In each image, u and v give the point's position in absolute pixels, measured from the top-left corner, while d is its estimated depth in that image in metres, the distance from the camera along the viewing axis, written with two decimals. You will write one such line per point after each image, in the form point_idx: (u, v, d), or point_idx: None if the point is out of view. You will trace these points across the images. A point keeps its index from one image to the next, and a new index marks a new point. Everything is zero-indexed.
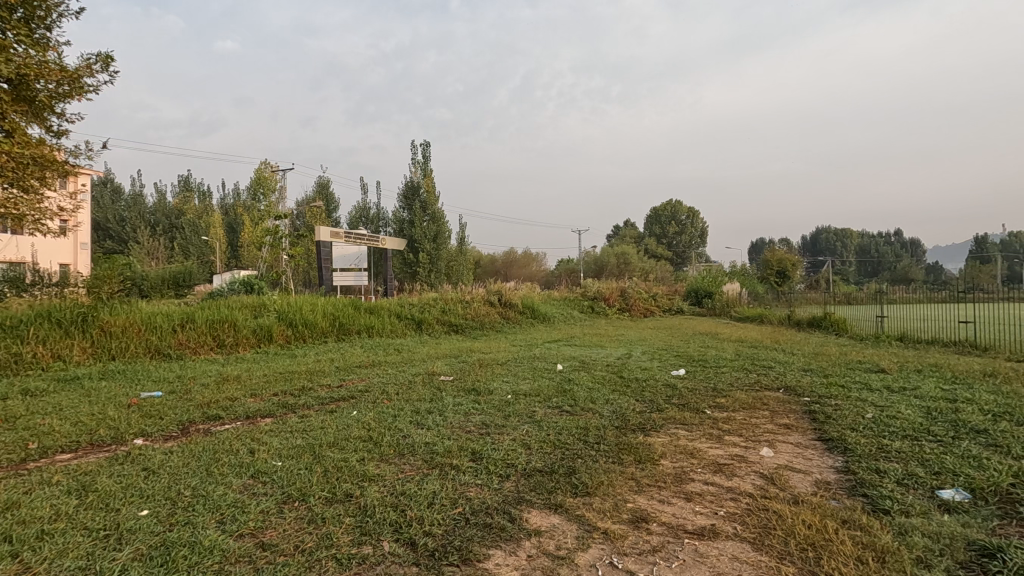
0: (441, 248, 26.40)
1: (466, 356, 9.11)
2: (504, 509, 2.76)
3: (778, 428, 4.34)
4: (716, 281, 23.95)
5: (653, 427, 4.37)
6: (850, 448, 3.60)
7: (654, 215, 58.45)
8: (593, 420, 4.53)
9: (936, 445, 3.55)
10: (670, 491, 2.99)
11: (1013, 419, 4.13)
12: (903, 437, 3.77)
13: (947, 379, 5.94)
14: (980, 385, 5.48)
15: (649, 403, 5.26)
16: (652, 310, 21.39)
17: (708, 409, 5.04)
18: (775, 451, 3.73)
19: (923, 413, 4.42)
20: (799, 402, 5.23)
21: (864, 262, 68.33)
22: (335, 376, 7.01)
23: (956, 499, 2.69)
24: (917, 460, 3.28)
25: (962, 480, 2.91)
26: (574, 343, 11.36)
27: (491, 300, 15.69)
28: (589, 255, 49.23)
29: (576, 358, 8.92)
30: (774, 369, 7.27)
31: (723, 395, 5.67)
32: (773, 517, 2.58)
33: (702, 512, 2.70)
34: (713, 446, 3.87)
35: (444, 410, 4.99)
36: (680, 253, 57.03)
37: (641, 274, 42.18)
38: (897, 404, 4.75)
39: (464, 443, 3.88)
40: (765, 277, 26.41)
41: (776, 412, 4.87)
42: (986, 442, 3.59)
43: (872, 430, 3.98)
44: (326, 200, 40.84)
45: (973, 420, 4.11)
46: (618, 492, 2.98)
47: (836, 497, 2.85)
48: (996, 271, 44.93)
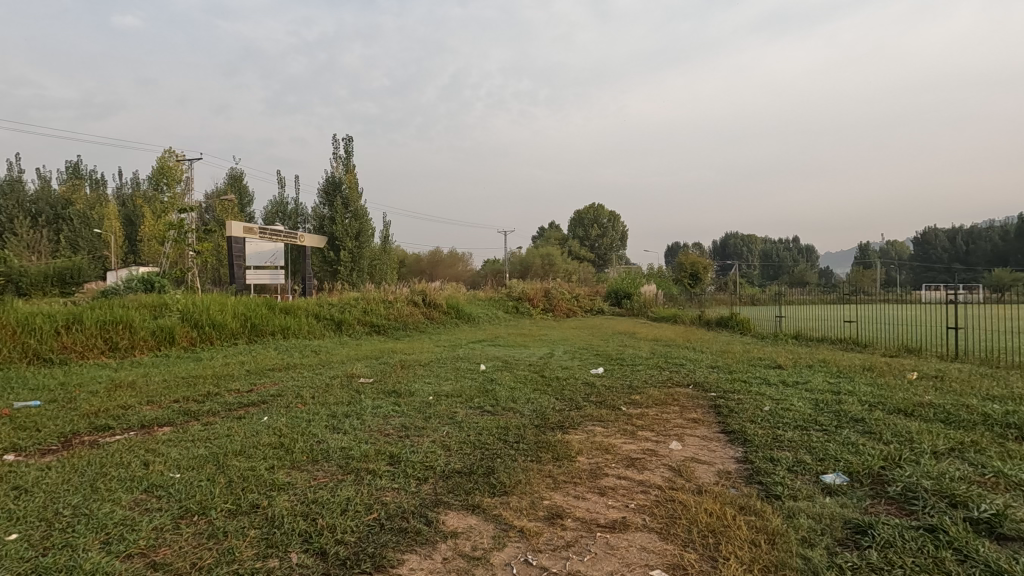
0: (364, 246, 25.64)
1: (388, 357, 8.89)
2: (421, 513, 2.72)
3: (686, 422, 4.59)
4: (635, 282, 24.97)
5: (571, 425, 4.48)
6: (749, 439, 3.87)
7: (577, 218, 59.96)
8: (513, 420, 4.58)
9: (822, 434, 3.90)
10: (585, 487, 3.08)
11: (885, 408, 4.63)
12: (795, 428, 4.11)
13: (833, 374, 6.56)
14: (860, 379, 6.08)
15: (568, 402, 5.39)
16: (574, 310, 21.95)
17: (623, 405, 5.25)
18: (684, 445, 3.93)
19: (812, 405, 4.85)
20: (706, 397, 5.57)
21: (767, 266, 73.87)
22: (245, 380, 6.60)
23: (837, 483, 2.96)
24: (806, 448, 3.59)
25: (843, 465, 3.22)
26: (498, 343, 11.41)
27: (415, 300, 15.44)
28: (515, 256, 49.71)
29: (499, 359, 8.95)
30: (685, 366, 7.68)
31: (638, 392, 5.94)
32: (679, 507, 2.72)
33: (615, 506, 2.80)
34: (627, 441, 4.03)
35: (362, 414, 4.84)
36: (601, 255, 58.96)
37: (565, 275, 43.15)
38: (791, 398, 5.17)
39: (382, 446, 3.79)
40: (679, 279, 27.89)
41: (686, 407, 5.15)
42: (863, 429, 4.00)
43: (768, 422, 4.31)
44: (239, 193, 38.51)
45: (853, 410, 4.56)
46: (535, 490, 3.02)
47: (736, 485, 3.06)
48: (876, 275, 50.03)
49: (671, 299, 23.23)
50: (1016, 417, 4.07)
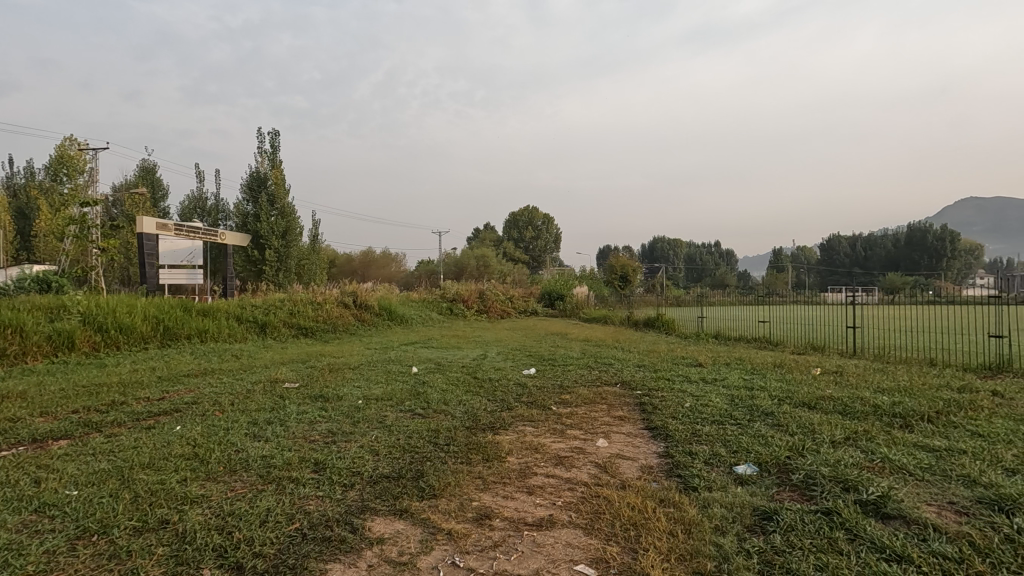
0: (291, 245, 24.58)
1: (315, 361, 8.56)
2: (346, 520, 2.65)
3: (613, 420, 4.75)
4: (567, 284, 25.46)
5: (502, 426, 4.52)
6: (670, 435, 4.07)
7: (512, 221, 60.44)
8: (444, 422, 4.56)
9: (736, 428, 4.16)
10: (514, 487, 3.12)
11: (792, 401, 5.00)
12: (711, 422, 4.36)
13: (747, 371, 7.01)
14: (771, 375, 6.54)
15: (500, 402, 5.44)
16: (508, 311, 22.09)
17: (553, 405, 5.35)
18: (609, 442, 4.06)
19: (728, 400, 5.16)
20: (632, 395, 5.79)
21: (692, 269, 77.60)
22: (156, 388, 6.15)
23: (748, 473, 3.17)
24: (721, 441, 3.81)
25: (753, 456, 3.44)
26: (431, 345, 11.30)
27: (345, 301, 14.97)
28: (449, 257, 49.37)
29: (432, 361, 8.86)
30: (613, 365, 7.95)
31: (567, 391, 6.08)
32: (603, 503, 2.81)
33: (542, 504, 2.85)
34: (556, 440, 4.12)
35: (286, 420, 4.66)
36: (535, 257, 59.69)
37: (500, 277, 43.37)
38: (709, 394, 5.47)
39: (306, 454, 3.66)
40: (610, 281, 28.74)
41: (613, 405, 5.34)
42: (772, 422, 4.30)
43: (688, 417, 4.54)
44: (152, 187, 35.90)
45: (764, 404, 4.90)
46: (464, 492, 3.02)
47: (657, 479, 3.20)
48: (787, 278, 53.77)
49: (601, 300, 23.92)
50: (901, 407, 4.53)
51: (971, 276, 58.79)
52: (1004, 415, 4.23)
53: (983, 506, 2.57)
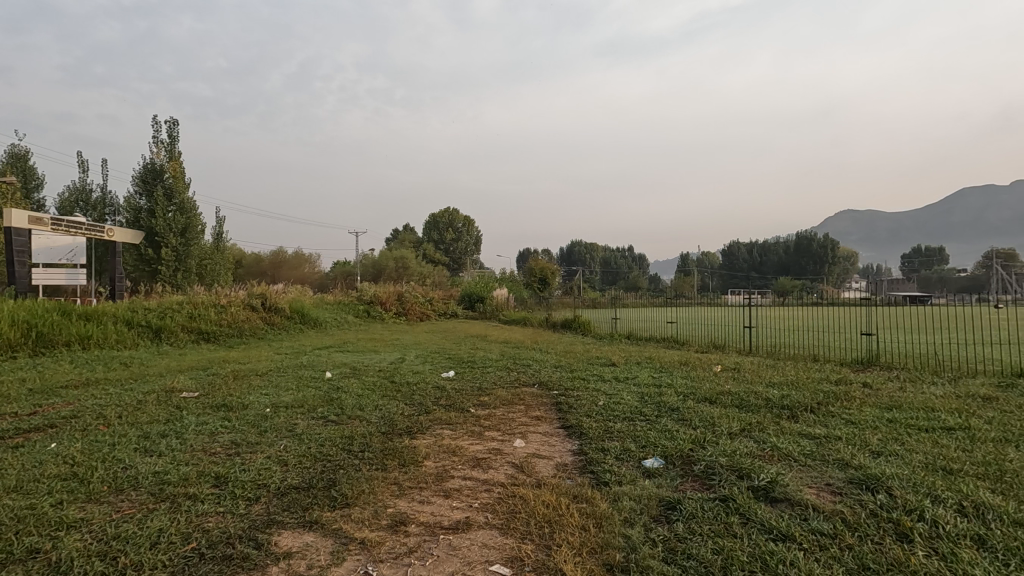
0: (191, 244, 22.80)
1: (217, 368, 8.00)
2: (249, 536, 2.50)
3: (530, 420, 4.83)
4: (488, 287, 25.58)
5: (419, 430, 4.47)
6: (584, 432, 4.21)
7: (432, 222, 59.77)
8: (358, 428, 4.43)
9: (645, 423, 4.37)
10: (431, 491, 3.09)
11: (695, 396, 5.35)
12: (622, 419, 4.56)
13: (655, 369, 7.41)
14: (677, 372, 6.95)
15: (418, 406, 5.37)
16: (427, 313, 21.84)
17: (472, 407, 5.36)
18: (526, 442, 4.14)
19: (638, 397, 5.43)
20: (549, 394, 5.93)
21: (607, 272, 80.73)
22: (26, 402, 5.47)
23: (655, 466, 3.34)
24: (631, 437, 4.00)
25: (660, 450, 3.64)
26: (346, 349, 10.93)
27: (253, 304, 14.12)
28: (367, 258, 47.99)
29: (347, 365, 8.57)
30: (531, 366, 8.11)
31: (486, 393, 6.12)
32: (519, 502, 2.86)
33: (459, 507, 2.84)
34: (474, 442, 4.13)
35: (183, 432, 4.31)
36: (456, 259, 59.45)
37: (420, 279, 42.79)
38: (621, 392, 5.72)
39: (205, 468, 3.41)
40: (529, 283, 29.20)
41: (530, 406, 5.43)
42: (677, 417, 4.56)
43: (601, 415, 4.73)
44: (23, 176, 31.92)
45: (671, 400, 5.20)
46: (379, 499, 2.95)
47: (571, 476, 3.30)
48: (693, 281, 57.26)
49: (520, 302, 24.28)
50: (788, 399, 4.97)
51: (848, 280, 65.67)
52: (872, 403, 4.76)
53: (854, 486, 2.88)
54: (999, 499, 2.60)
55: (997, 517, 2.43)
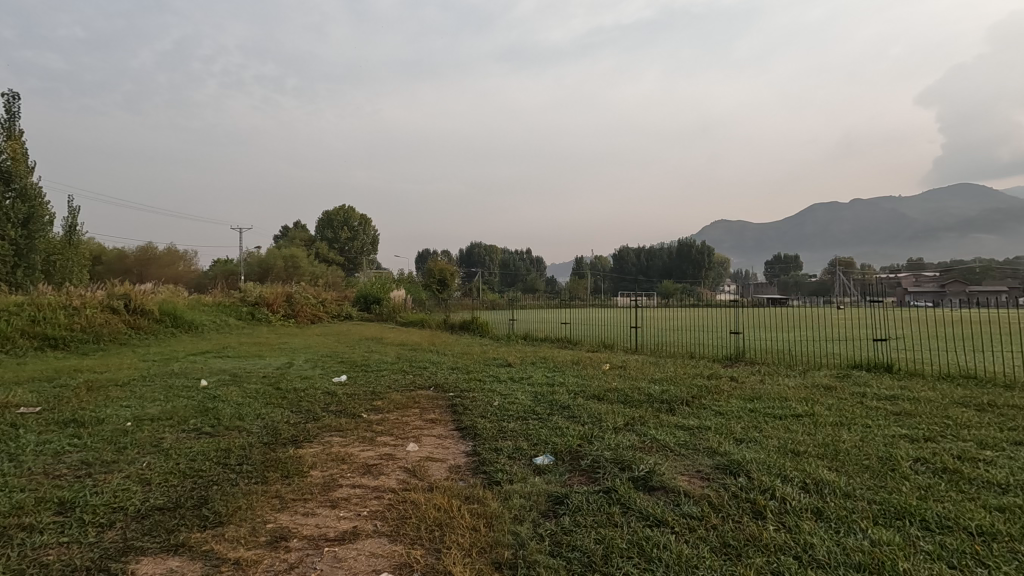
0: (36, 236, 19.83)
1: (67, 379, 7.03)
2: (100, 567, 2.22)
3: (424, 423, 4.77)
4: (384, 288, 24.89)
5: (306, 438, 4.24)
6: (478, 433, 4.24)
7: (326, 220, 57.05)
8: (237, 440, 4.11)
9: (538, 422, 4.50)
10: (316, 502, 2.94)
11: (585, 394, 5.59)
12: (516, 418, 4.66)
13: (549, 368, 7.66)
14: (568, 371, 7.24)
15: (306, 413, 5.09)
16: (319, 316, 20.81)
17: (364, 412, 5.19)
18: (420, 445, 4.08)
19: (532, 397, 5.56)
20: (444, 397, 5.90)
21: (506, 275, 82.01)
22: None
23: (545, 463, 3.45)
24: (523, 435, 4.09)
25: (551, 447, 3.76)
26: (226, 355, 10.10)
27: (114, 305, 12.59)
28: (252, 256, 44.72)
29: (226, 372, 7.92)
30: (427, 369, 8.03)
31: (379, 397, 5.96)
32: (410, 507, 2.81)
33: (346, 517, 2.74)
34: (365, 448, 4.00)
35: (18, 454, 3.74)
36: (351, 259, 57.27)
37: (312, 279, 40.66)
38: (516, 392, 5.84)
39: (45, 493, 2.98)
40: (427, 284, 28.85)
41: (425, 409, 5.37)
42: (567, 415, 4.74)
43: (496, 415, 4.79)
44: None
45: (562, 398, 5.39)
46: (257, 514, 2.76)
47: (463, 477, 3.31)
48: (587, 284, 59.70)
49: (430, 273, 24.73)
50: (667, 394, 5.37)
51: (721, 283, 72.12)
52: (738, 395, 5.29)
53: (721, 471, 3.17)
54: (833, 475, 3.00)
55: (832, 490, 2.80)
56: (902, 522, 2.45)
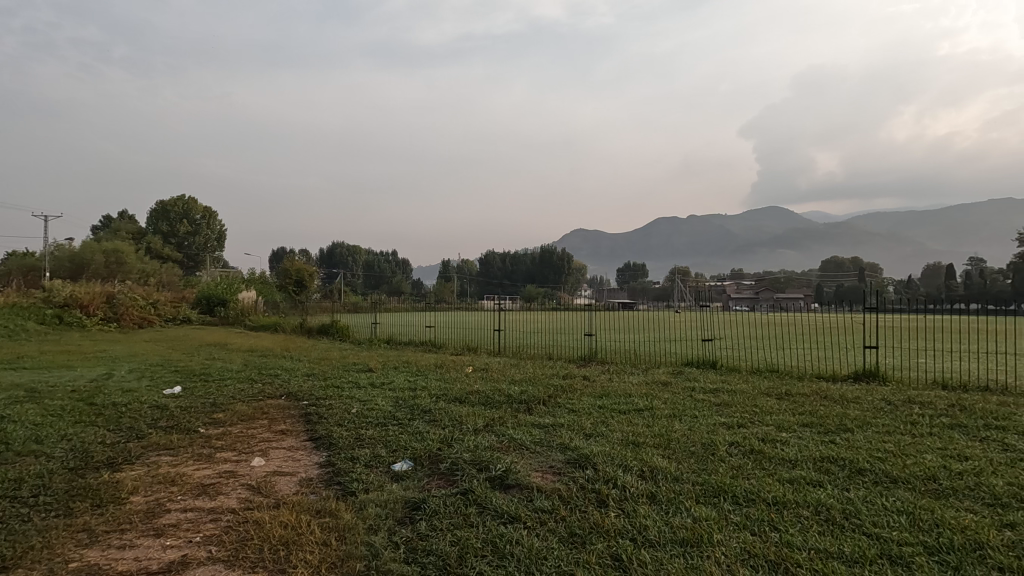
0: None
1: None
2: None
3: (273, 435, 4.43)
4: (231, 288, 22.65)
5: (127, 460, 3.71)
6: (333, 442, 4.04)
7: (161, 210, 50.44)
8: (32, 468, 3.46)
9: (398, 428, 4.41)
10: (136, 532, 2.59)
11: (447, 397, 5.60)
12: (375, 425, 4.52)
13: (412, 372, 7.55)
14: (432, 375, 7.21)
15: (127, 431, 4.45)
16: (149, 319, 18.31)
17: (201, 427, 4.67)
18: (266, 459, 3.78)
19: (392, 402, 5.44)
20: (297, 406, 5.53)
21: (370, 276, 79.35)
22: None
23: (404, 469, 3.39)
24: (382, 442, 3.99)
25: (410, 452, 3.71)
26: (21, 366, 8.45)
27: None
28: (61, 249, 38.01)
29: (20, 387, 6.62)
30: (279, 376, 7.47)
31: (221, 409, 5.41)
32: (252, 527, 2.59)
33: (173, 545, 2.44)
34: (201, 467, 3.60)
35: None
36: (192, 255, 51.32)
37: (141, 278, 35.64)
38: (376, 398, 5.67)
39: None
40: (283, 285, 26.85)
41: (274, 419, 4.98)
42: (429, 419, 4.72)
43: (353, 423, 4.60)
44: None
45: (424, 402, 5.35)
46: (56, 554, 2.35)
47: (315, 490, 3.13)
48: (453, 287, 59.87)
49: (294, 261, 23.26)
50: (525, 394, 5.59)
51: (579, 288, 76.87)
52: (588, 393, 5.67)
53: (571, 465, 3.38)
54: (666, 462, 3.35)
55: (664, 476, 3.13)
56: (718, 499, 2.82)
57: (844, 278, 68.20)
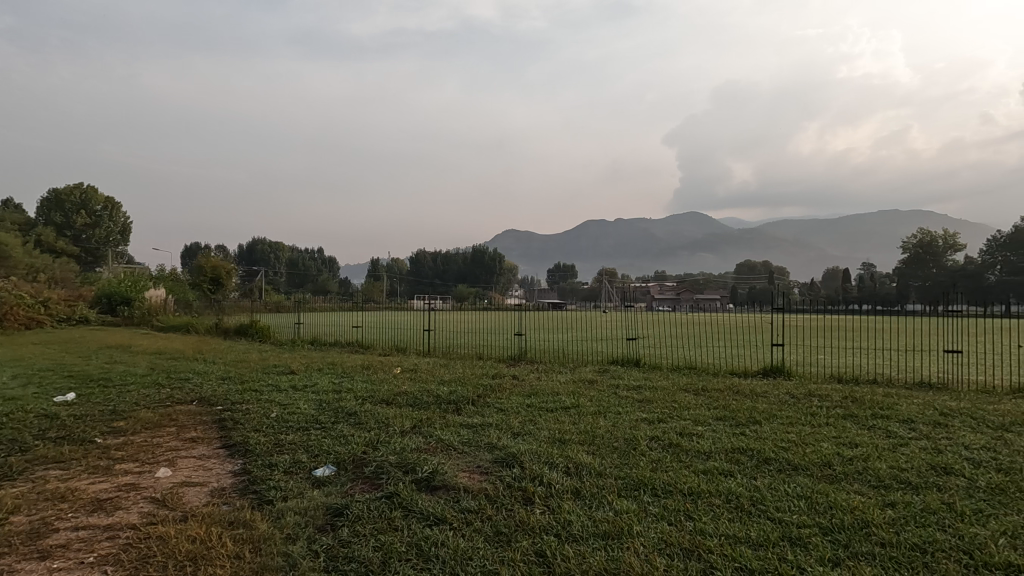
0: None
1: None
2: None
3: (182, 443, 4.13)
4: (136, 286, 20.94)
5: (7, 476, 3.33)
6: (250, 449, 3.83)
7: (53, 199, 45.79)
8: None
9: (320, 432, 4.25)
10: (16, 556, 2.32)
11: (374, 399, 5.46)
12: (296, 430, 4.33)
13: (337, 374, 7.31)
14: (358, 376, 7.01)
15: (7, 445, 4.00)
16: (39, 319, 16.58)
17: (98, 437, 4.28)
18: (174, 470, 3.52)
19: (315, 405, 5.23)
20: (210, 411, 5.20)
21: (293, 274, 76.03)
22: None
23: (326, 475, 3.27)
24: (304, 447, 3.83)
25: (332, 457, 3.58)
26: None
27: None
28: None
29: None
30: (190, 380, 6.99)
31: (123, 416, 4.99)
32: (155, 543, 2.41)
33: (62, 568, 2.22)
34: (97, 480, 3.30)
35: None
36: (90, 249, 46.99)
37: (29, 273, 32.22)
38: (298, 401, 5.43)
39: None
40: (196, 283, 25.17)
41: (184, 427, 4.65)
42: (354, 422, 4.58)
43: (272, 428, 4.38)
44: None
45: (349, 405, 5.18)
46: None
47: (228, 501, 2.95)
48: (382, 287, 58.53)
49: (209, 256, 21.66)
50: (454, 395, 5.55)
51: (510, 288, 77.47)
52: (517, 392, 5.72)
53: (498, 464, 3.39)
54: (590, 458, 3.44)
55: (588, 472, 3.21)
56: (638, 491, 2.93)
57: (756, 280, 73.07)
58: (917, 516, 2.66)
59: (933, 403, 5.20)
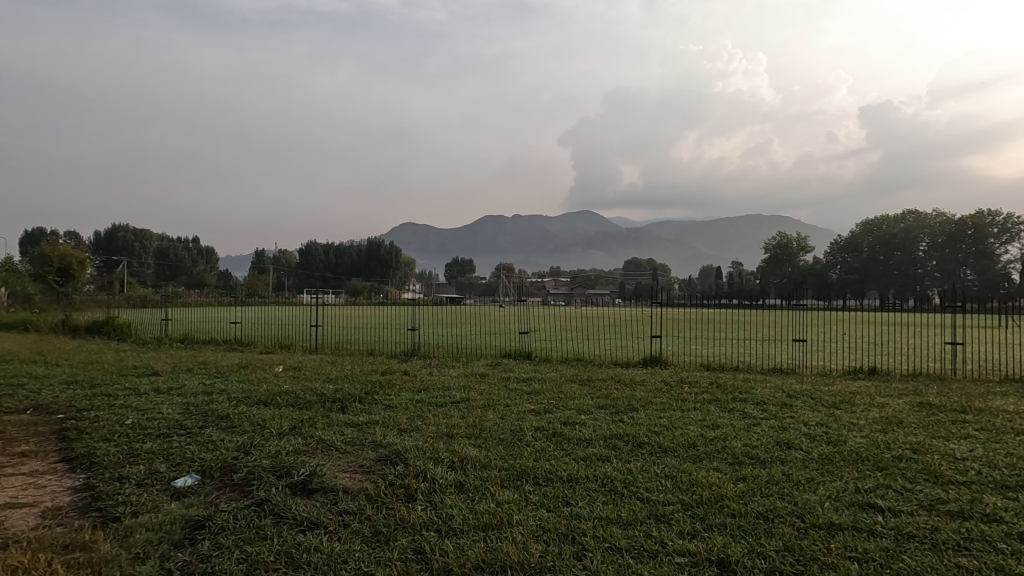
0: None
1: None
2: None
3: (9, 460, 3.55)
4: None
5: None
6: (96, 461, 3.39)
7: None
8: None
9: (184, 438, 3.87)
10: None
11: (250, 400, 5.07)
12: (155, 437, 3.91)
13: (209, 374, 6.71)
14: (233, 376, 6.47)
15: None
16: None
17: None
18: None
19: (181, 409, 4.75)
20: (49, 421, 4.53)
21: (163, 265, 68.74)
22: None
23: (188, 485, 2.98)
24: (162, 456, 3.46)
25: (196, 464, 3.28)
26: None
27: None
28: None
29: None
30: (25, 386, 6.05)
31: None
32: None
33: None
34: None
35: None
36: None
37: None
38: (160, 405, 4.89)
39: None
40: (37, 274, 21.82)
41: (13, 440, 4.01)
42: (225, 425, 4.22)
43: (126, 436, 3.92)
44: None
45: (220, 407, 4.77)
46: None
47: (64, 521, 2.59)
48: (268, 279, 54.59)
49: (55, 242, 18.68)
50: (340, 393, 5.32)
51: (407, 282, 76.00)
52: (407, 388, 5.61)
53: (382, 462, 3.30)
54: (475, 451, 3.46)
55: (472, 465, 3.23)
56: (520, 481, 3.00)
57: (641, 276, 77.91)
58: (762, 487, 2.99)
59: (781, 386, 5.85)
